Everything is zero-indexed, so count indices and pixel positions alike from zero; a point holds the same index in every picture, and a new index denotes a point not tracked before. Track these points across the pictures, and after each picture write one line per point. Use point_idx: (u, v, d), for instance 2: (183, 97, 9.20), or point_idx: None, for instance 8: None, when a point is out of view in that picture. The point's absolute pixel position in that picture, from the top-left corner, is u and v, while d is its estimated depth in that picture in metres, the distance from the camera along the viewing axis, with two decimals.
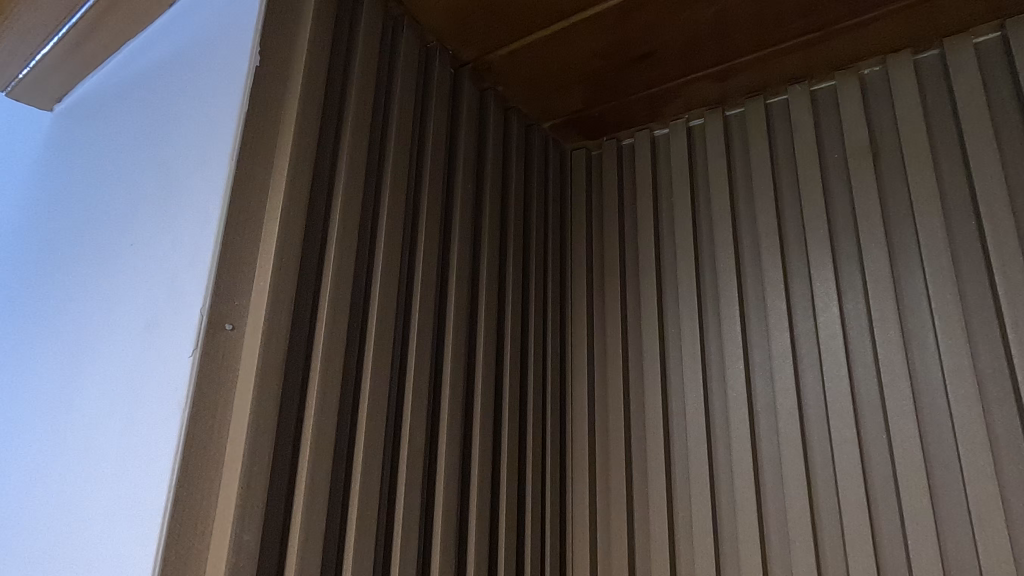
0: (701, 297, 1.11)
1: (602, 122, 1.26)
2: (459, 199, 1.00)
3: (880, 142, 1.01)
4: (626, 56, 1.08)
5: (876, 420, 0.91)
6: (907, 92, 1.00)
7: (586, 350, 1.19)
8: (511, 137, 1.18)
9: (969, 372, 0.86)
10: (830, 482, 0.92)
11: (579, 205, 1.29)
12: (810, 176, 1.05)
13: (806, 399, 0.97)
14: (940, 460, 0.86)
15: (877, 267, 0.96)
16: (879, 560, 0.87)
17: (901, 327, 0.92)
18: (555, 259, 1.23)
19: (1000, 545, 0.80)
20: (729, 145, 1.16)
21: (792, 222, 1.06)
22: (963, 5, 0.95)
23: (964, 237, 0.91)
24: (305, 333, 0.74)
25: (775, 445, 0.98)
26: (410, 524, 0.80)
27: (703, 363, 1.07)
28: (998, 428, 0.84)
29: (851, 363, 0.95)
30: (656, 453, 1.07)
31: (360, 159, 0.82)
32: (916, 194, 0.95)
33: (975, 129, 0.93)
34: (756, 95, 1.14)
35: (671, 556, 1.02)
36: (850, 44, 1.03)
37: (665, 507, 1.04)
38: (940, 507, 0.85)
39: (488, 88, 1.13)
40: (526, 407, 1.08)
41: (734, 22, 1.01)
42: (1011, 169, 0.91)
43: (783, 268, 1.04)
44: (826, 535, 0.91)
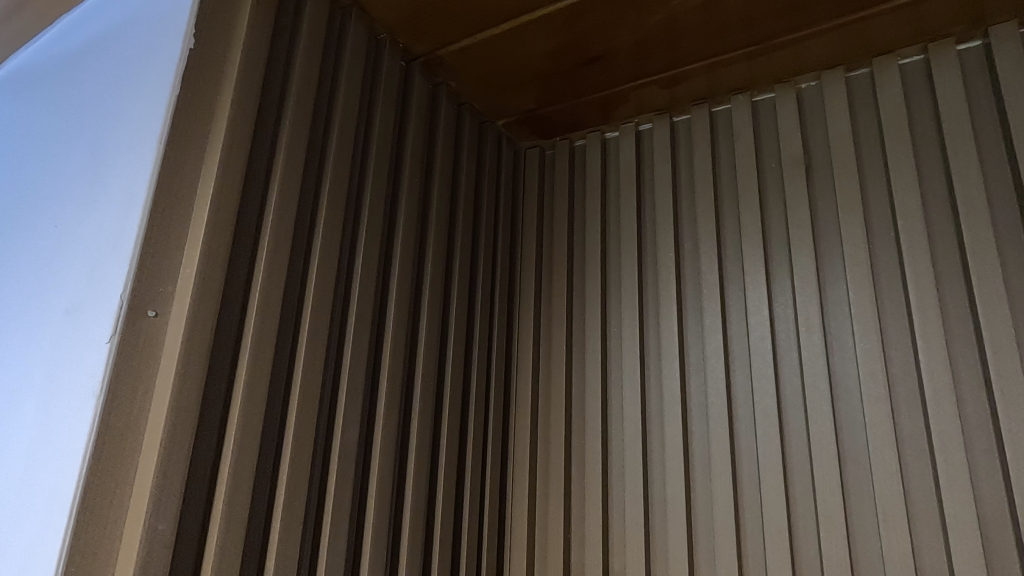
0: (643, 297, 1.14)
1: (555, 122, 1.28)
2: (406, 193, 1.00)
3: (813, 154, 1.05)
4: (576, 58, 1.10)
5: (798, 419, 0.95)
6: (839, 107, 1.04)
7: (532, 347, 1.21)
8: (463, 134, 1.18)
9: (882, 375, 0.91)
10: (754, 478, 0.96)
11: (531, 203, 1.31)
12: (747, 184, 1.08)
13: (736, 398, 1.01)
14: (854, 459, 0.91)
15: (805, 273, 1.00)
16: (794, 553, 0.91)
17: (823, 331, 0.96)
18: (505, 255, 1.24)
19: (901, 540, 0.85)
20: (675, 151, 1.19)
21: (729, 227, 1.09)
22: (891, 27, 0.99)
23: (884, 246, 0.96)
24: (235, 324, 0.73)
25: (705, 441, 1.01)
26: (340, 517, 0.80)
27: (641, 361, 1.10)
28: (905, 429, 0.88)
29: (777, 365, 0.99)
30: (595, 449, 1.10)
31: (299, 149, 0.82)
32: (843, 205, 1.00)
33: (897, 146, 0.98)
34: (702, 103, 1.18)
35: (604, 547, 1.05)
36: (788, 58, 1.07)
37: (600, 501, 1.07)
38: (851, 503, 0.90)
39: (441, 83, 1.14)
40: (469, 401, 1.09)
41: (679, 31, 1.04)
42: (927, 185, 0.96)
43: (719, 272, 1.07)
44: (748, 528, 0.95)
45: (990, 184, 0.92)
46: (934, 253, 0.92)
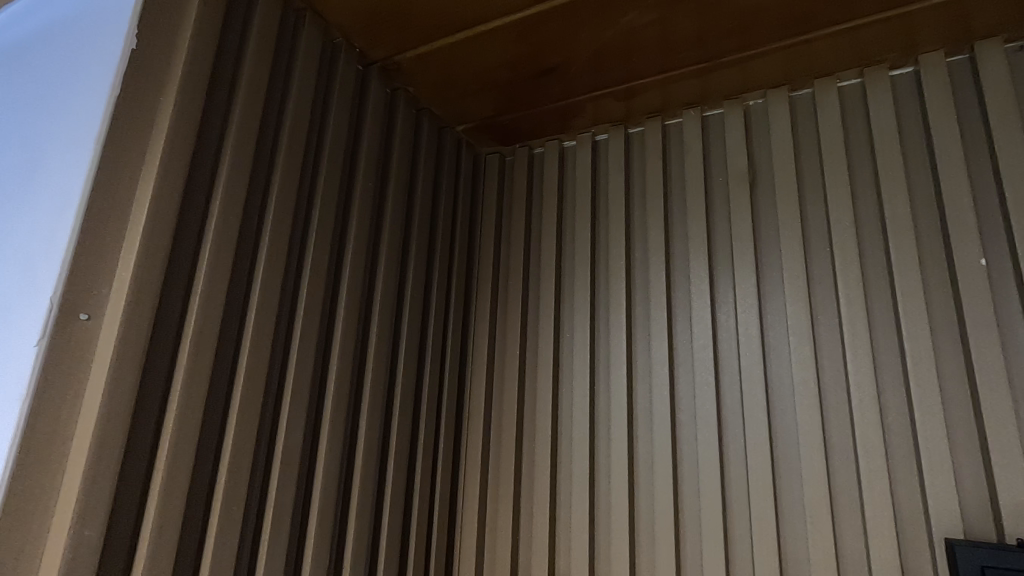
0: (594, 303, 1.17)
1: (514, 130, 1.30)
2: (359, 197, 1.00)
3: (757, 170, 1.09)
4: (531, 69, 1.12)
5: (736, 424, 0.99)
6: (782, 126, 1.08)
7: (487, 350, 1.23)
8: (421, 139, 1.19)
9: (814, 384, 0.94)
10: (694, 482, 1.00)
11: (490, 207, 1.32)
12: (695, 197, 1.12)
13: (680, 403, 1.04)
14: (786, 463, 0.94)
15: (746, 283, 1.04)
16: (728, 554, 0.95)
17: (762, 340, 1.00)
18: (462, 260, 1.25)
19: (826, 542, 0.88)
20: (629, 162, 1.22)
21: (678, 236, 1.13)
22: (831, 52, 1.03)
23: (819, 260, 1.00)
24: (174, 328, 0.72)
25: (649, 446, 1.05)
26: (280, 521, 0.80)
27: (591, 366, 1.13)
28: (834, 436, 0.92)
29: (718, 371, 1.02)
30: (544, 451, 1.12)
31: (246, 152, 0.81)
32: (783, 219, 1.04)
33: (834, 165, 1.02)
34: (655, 116, 1.21)
35: (550, 547, 1.07)
36: (736, 77, 1.10)
37: (547, 503, 1.09)
38: (783, 506, 0.93)
39: (399, 88, 1.14)
40: (420, 404, 1.10)
41: (631, 47, 1.06)
42: (860, 203, 1.00)
43: (667, 280, 1.11)
44: (687, 530, 0.99)
45: (915, 204, 0.96)
46: (864, 269, 0.96)
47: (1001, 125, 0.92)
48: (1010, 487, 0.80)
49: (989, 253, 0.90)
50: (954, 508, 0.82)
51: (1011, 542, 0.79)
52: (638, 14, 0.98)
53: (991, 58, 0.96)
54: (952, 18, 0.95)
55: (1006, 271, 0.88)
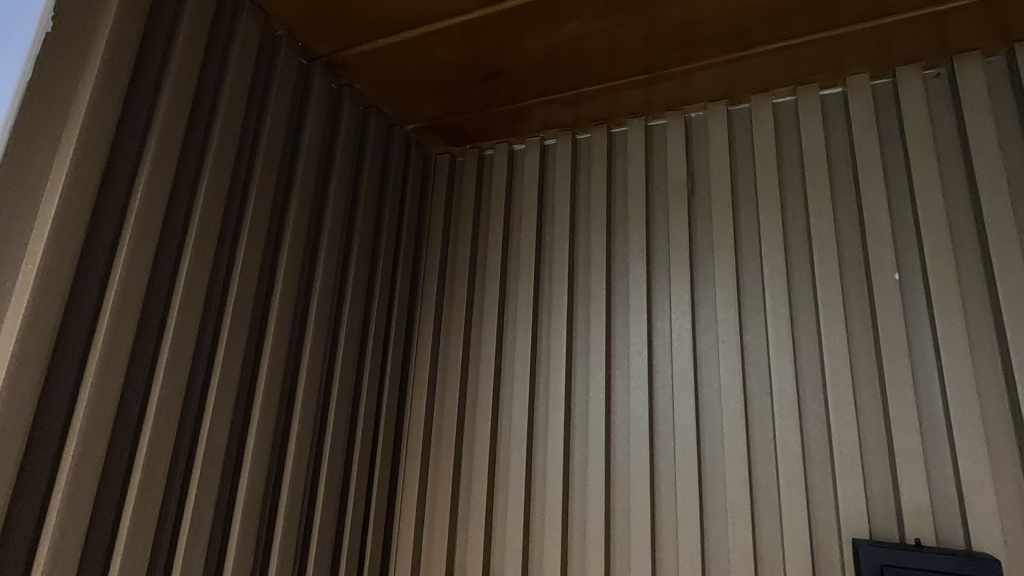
0: (537, 306, 1.18)
1: (464, 131, 1.30)
2: (298, 193, 0.98)
3: (696, 180, 1.12)
4: (478, 72, 1.12)
5: (668, 428, 1.02)
6: (719, 139, 1.12)
7: (430, 351, 1.23)
8: (368, 136, 1.18)
9: (740, 390, 0.97)
10: (625, 483, 1.02)
11: (439, 208, 1.32)
12: (636, 205, 1.14)
13: (615, 406, 1.06)
14: (712, 466, 0.98)
15: (681, 289, 1.06)
16: (654, 554, 0.98)
17: (693, 346, 1.03)
18: (408, 260, 1.25)
19: (745, 542, 0.91)
20: (575, 168, 1.24)
21: (619, 242, 1.15)
22: (766, 69, 1.07)
23: (750, 270, 1.03)
24: (88, 323, 0.70)
25: (584, 448, 1.06)
26: (201, 523, 0.79)
27: (531, 369, 1.14)
28: (757, 440, 0.96)
29: (652, 376, 1.05)
30: (482, 451, 1.13)
31: (172, 144, 0.79)
32: (718, 230, 1.07)
33: (765, 178, 1.06)
34: (602, 124, 1.23)
35: (485, 547, 1.09)
36: (678, 89, 1.13)
37: (484, 504, 1.10)
38: (707, 507, 0.96)
39: (344, 85, 1.13)
40: (359, 405, 1.09)
41: (575, 55, 1.07)
42: (788, 216, 1.04)
43: (607, 285, 1.13)
44: (617, 530, 1.01)
45: (839, 219, 1.00)
46: (790, 279, 1.00)
47: (916, 146, 0.97)
48: (911, 490, 0.85)
49: (903, 268, 0.94)
50: (861, 511, 0.87)
51: (909, 543, 0.83)
52: (579, 23, 0.99)
53: (911, 83, 1.01)
54: (876, 43, 0.99)
55: (916, 286, 0.93)
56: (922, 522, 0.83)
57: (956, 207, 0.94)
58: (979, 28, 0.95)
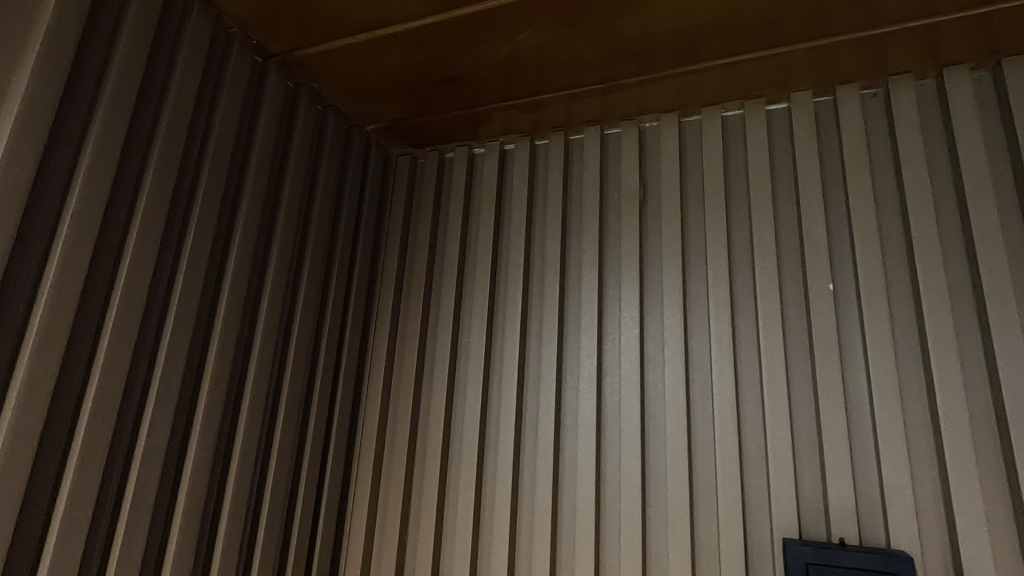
0: (492, 308, 1.20)
1: (424, 133, 1.31)
2: (249, 192, 0.98)
3: (648, 189, 1.15)
4: (435, 76, 1.13)
5: (614, 430, 1.04)
6: (671, 149, 1.15)
7: (386, 351, 1.23)
8: (325, 136, 1.17)
9: (683, 395, 1.00)
10: (572, 484, 1.04)
11: (398, 208, 1.33)
12: (591, 211, 1.17)
13: (565, 409, 1.09)
14: (656, 467, 1.00)
15: (631, 294, 1.09)
16: (598, 552, 1.00)
17: (640, 350, 1.06)
18: (365, 260, 1.25)
19: (683, 542, 0.94)
20: (532, 173, 1.26)
21: (573, 247, 1.17)
22: (715, 84, 1.10)
23: (696, 278, 1.07)
24: (18, 321, 0.69)
25: (533, 450, 1.08)
26: (137, 524, 0.78)
27: (485, 371, 1.16)
28: (698, 443, 0.99)
29: (601, 379, 1.08)
30: (435, 452, 1.14)
31: (113, 141, 0.78)
32: (666, 238, 1.10)
33: (713, 188, 1.09)
34: (559, 130, 1.25)
35: (435, 547, 1.10)
36: (632, 99, 1.16)
37: (435, 504, 1.11)
38: (649, 508, 0.99)
39: (301, 84, 1.13)
40: (310, 406, 1.09)
41: (531, 63, 1.09)
42: (734, 226, 1.07)
43: (561, 289, 1.15)
44: (563, 531, 1.03)
45: (780, 229, 1.04)
46: (733, 287, 1.04)
47: (852, 161, 1.02)
48: (839, 492, 0.89)
49: (837, 278, 0.98)
50: (792, 511, 0.90)
51: (833, 541, 0.87)
52: (534, 32, 1.01)
53: (850, 102, 1.05)
54: (818, 62, 1.03)
55: (849, 295, 0.97)
56: (846, 521, 0.87)
57: (887, 221, 0.98)
58: (912, 51, 0.99)
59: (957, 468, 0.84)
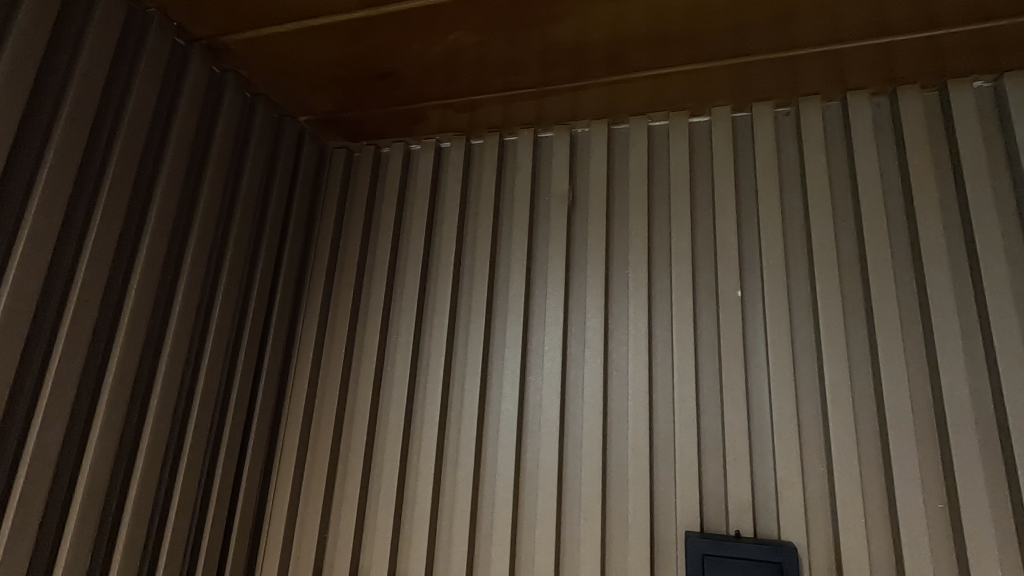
0: (422, 306, 1.20)
1: (360, 128, 1.30)
2: (165, 179, 0.95)
3: (577, 193, 1.18)
4: (367, 71, 1.12)
5: (535, 428, 1.07)
6: (599, 156, 1.18)
7: (313, 346, 1.21)
8: (253, 125, 1.14)
9: (601, 394, 1.04)
10: (492, 481, 1.06)
11: (331, 202, 1.31)
12: (521, 212, 1.19)
13: (488, 406, 1.10)
14: (572, 464, 1.03)
15: (556, 295, 1.12)
16: (514, 547, 1.02)
17: (563, 350, 1.09)
18: (294, 254, 1.22)
19: (594, 537, 0.98)
20: (467, 172, 1.27)
21: (504, 247, 1.19)
22: (643, 95, 1.14)
23: (618, 281, 1.10)
24: None
25: (456, 447, 1.09)
26: (26, 521, 0.75)
27: (411, 368, 1.16)
28: (613, 441, 1.02)
29: (525, 378, 1.10)
30: (358, 449, 1.14)
31: (8, 121, 0.75)
32: (592, 241, 1.13)
33: (636, 195, 1.13)
34: (494, 132, 1.27)
35: (354, 544, 1.10)
36: (564, 105, 1.18)
37: (356, 501, 1.11)
38: (565, 504, 1.02)
39: (228, 70, 1.10)
40: (228, 401, 1.06)
41: (464, 64, 1.09)
42: (655, 233, 1.11)
43: (489, 289, 1.16)
44: (482, 528, 1.05)
45: (697, 237, 1.09)
46: (652, 291, 1.08)
47: (763, 176, 1.07)
48: (737, 487, 0.94)
49: (745, 286, 1.04)
50: (695, 507, 0.95)
51: (730, 533, 0.92)
52: (464, 33, 1.02)
53: (764, 119, 1.11)
54: (736, 80, 1.08)
55: (756, 302, 1.02)
56: (743, 515, 0.92)
57: (792, 233, 1.04)
58: (819, 75, 1.06)
59: (842, 465, 0.90)
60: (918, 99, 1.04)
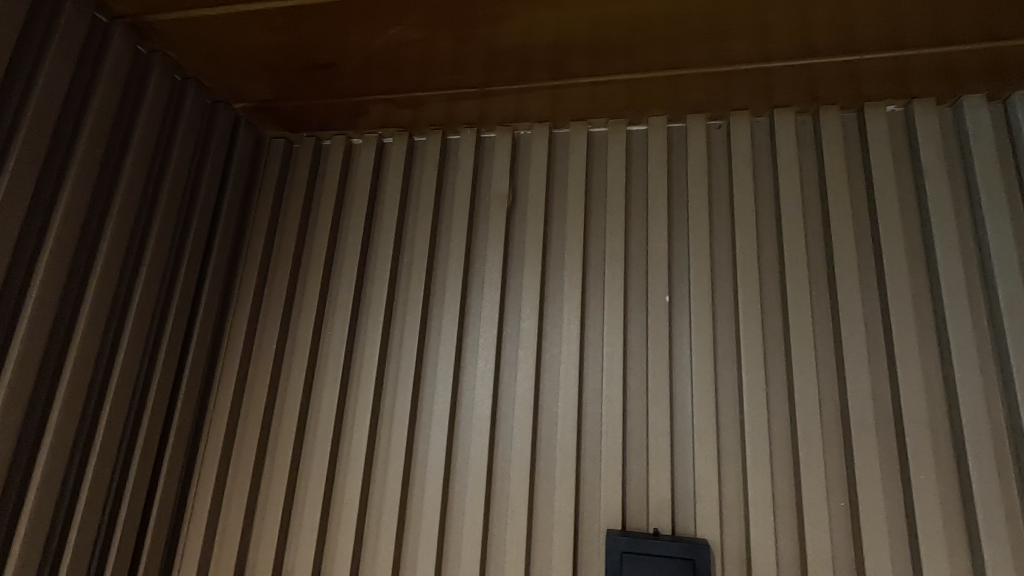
0: (357, 303, 1.18)
1: (299, 118, 1.27)
2: (79, 162, 0.90)
3: (516, 195, 1.19)
4: (304, 61, 1.09)
5: (466, 428, 1.07)
6: (540, 158, 1.19)
7: (243, 341, 1.17)
8: (182, 110, 1.10)
9: (532, 393, 1.05)
10: (422, 481, 1.06)
11: (267, 193, 1.27)
12: (461, 212, 1.19)
13: (421, 404, 1.10)
14: (502, 464, 1.04)
15: (492, 295, 1.12)
16: (441, 546, 1.02)
17: (497, 350, 1.09)
18: (226, 245, 1.18)
19: (519, 535, 0.99)
20: (408, 168, 1.26)
21: (442, 246, 1.19)
22: (583, 101, 1.16)
23: (554, 283, 1.12)
24: None
25: (387, 446, 1.08)
26: None
27: (344, 365, 1.14)
28: (543, 440, 1.04)
29: (459, 377, 1.10)
30: (286, 447, 1.11)
31: None
32: (529, 242, 1.14)
33: (574, 199, 1.15)
34: (437, 129, 1.26)
35: (279, 545, 1.07)
36: (506, 107, 1.19)
37: (282, 500, 1.09)
38: (493, 504, 1.03)
39: (155, 52, 1.05)
40: (146, 395, 1.01)
41: (404, 60, 1.08)
42: (590, 237, 1.14)
43: (426, 287, 1.16)
44: (410, 527, 1.04)
45: (630, 243, 1.11)
46: (585, 294, 1.10)
47: (694, 186, 1.11)
48: (658, 486, 0.97)
49: (674, 291, 1.07)
50: (618, 506, 0.97)
51: (649, 530, 0.95)
52: (403, 29, 1.01)
53: (697, 131, 1.15)
54: (671, 92, 1.11)
55: (682, 306, 1.06)
56: (662, 513, 0.95)
57: (719, 241, 1.08)
58: (749, 92, 1.10)
59: (755, 465, 0.95)
60: (837, 120, 1.10)
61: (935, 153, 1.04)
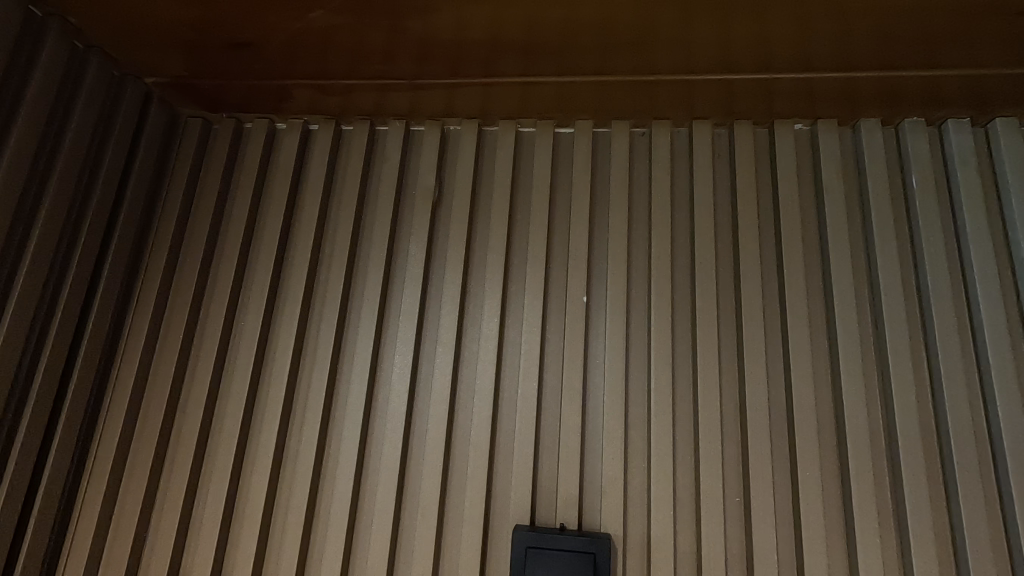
0: (274, 293, 1.14)
1: (218, 98, 1.21)
2: None
3: (442, 190, 1.18)
4: (220, 39, 1.04)
5: (381, 424, 1.05)
6: (467, 155, 1.19)
7: (147, 329, 1.11)
8: (82, 80, 1.02)
9: (448, 389, 1.05)
10: (332, 477, 1.04)
11: (180, 175, 1.20)
12: (385, 204, 1.17)
13: (335, 399, 1.07)
14: (416, 460, 1.03)
15: (413, 290, 1.11)
16: (349, 545, 1.00)
17: (416, 346, 1.08)
18: (130, 227, 1.11)
19: (428, 532, 0.98)
20: (333, 157, 1.23)
21: (364, 238, 1.17)
22: (512, 100, 1.16)
23: (476, 280, 1.12)
24: None
25: (298, 440, 1.06)
26: None
27: (256, 358, 1.10)
28: (457, 437, 1.04)
29: (375, 372, 1.08)
30: (189, 442, 1.06)
31: None
32: (453, 238, 1.14)
33: (499, 197, 1.15)
34: (364, 119, 1.23)
35: (176, 544, 1.02)
36: (435, 100, 1.18)
37: (182, 497, 1.03)
38: (405, 501, 1.02)
39: (53, 16, 0.97)
40: (30, 384, 0.94)
41: (327, 46, 1.05)
42: (514, 235, 1.14)
43: (345, 279, 1.13)
44: (318, 525, 1.02)
45: (552, 243, 1.13)
46: (507, 291, 1.11)
47: (616, 191, 1.14)
48: (567, 482, 0.99)
49: (592, 292, 1.09)
50: (527, 502, 0.98)
51: (556, 525, 0.97)
52: (325, 13, 0.98)
53: (621, 137, 1.18)
54: (597, 97, 1.14)
55: (599, 307, 1.08)
56: (569, 509, 0.97)
57: (637, 245, 1.12)
58: (670, 103, 1.14)
59: (659, 462, 0.98)
60: (750, 134, 1.16)
61: (834, 171, 1.12)
